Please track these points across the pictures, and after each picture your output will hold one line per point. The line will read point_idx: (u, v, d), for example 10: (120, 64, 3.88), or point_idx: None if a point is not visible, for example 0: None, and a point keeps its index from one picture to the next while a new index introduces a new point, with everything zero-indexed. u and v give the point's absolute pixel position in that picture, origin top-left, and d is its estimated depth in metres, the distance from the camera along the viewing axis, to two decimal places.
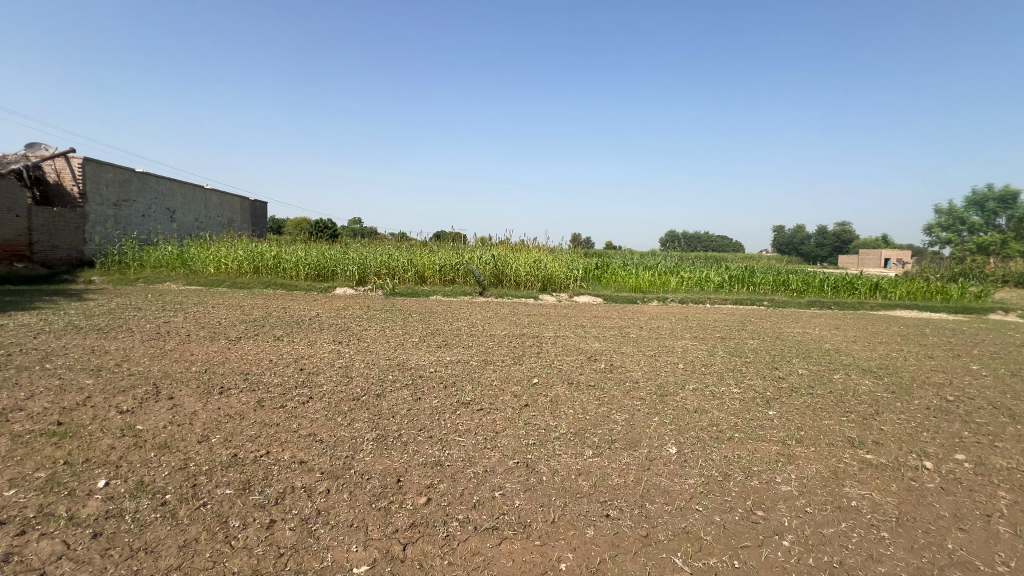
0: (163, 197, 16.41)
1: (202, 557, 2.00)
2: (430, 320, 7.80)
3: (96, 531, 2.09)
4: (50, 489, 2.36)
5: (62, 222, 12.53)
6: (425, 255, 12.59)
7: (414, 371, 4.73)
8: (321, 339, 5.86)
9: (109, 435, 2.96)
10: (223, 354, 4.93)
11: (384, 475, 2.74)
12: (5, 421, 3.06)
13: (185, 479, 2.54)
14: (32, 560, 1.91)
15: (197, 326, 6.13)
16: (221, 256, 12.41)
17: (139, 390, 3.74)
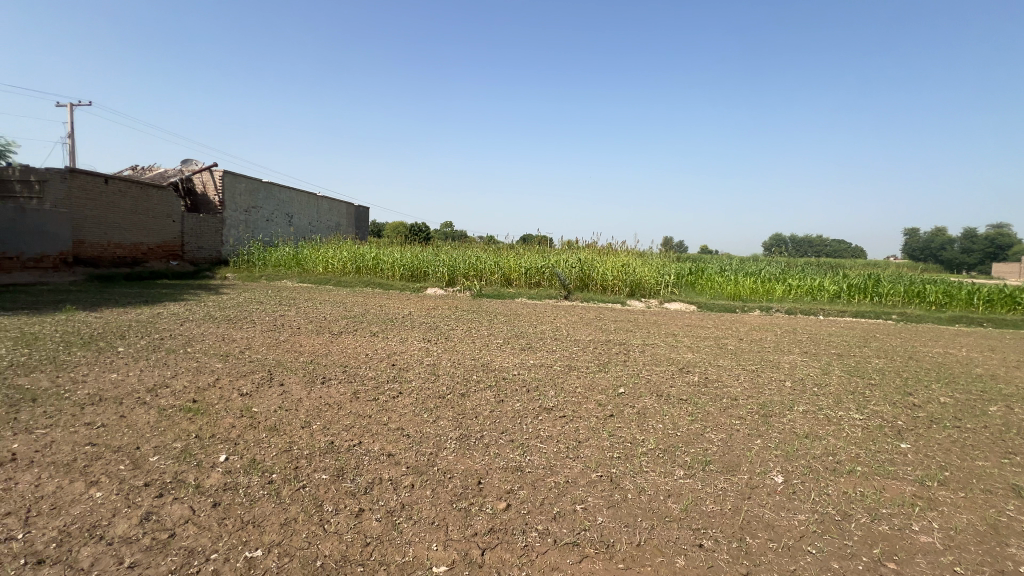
0: (284, 203, 18.47)
1: (300, 537, 2.14)
2: (514, 322, 7.85)
3: (216, 501, 2.34)
4: (183, 458, 2.70)
5: (206, 226, 14.63)
6: (511, 258, 12.75)
7: (498, 373, 4.76)
8: (413, 337, 6.16)
9: (231, 414, 3.34)
10: (326, 346, 5.37)
11: (466, 476, 2.76)
12: (155, 395, 3.58)
13: (289, 461, 2.76)
14: (164, 520, 2.17)
15: (305, 320, 6.75)
16: (328, 257, 13.61)
17: (256, 375, 4.18)
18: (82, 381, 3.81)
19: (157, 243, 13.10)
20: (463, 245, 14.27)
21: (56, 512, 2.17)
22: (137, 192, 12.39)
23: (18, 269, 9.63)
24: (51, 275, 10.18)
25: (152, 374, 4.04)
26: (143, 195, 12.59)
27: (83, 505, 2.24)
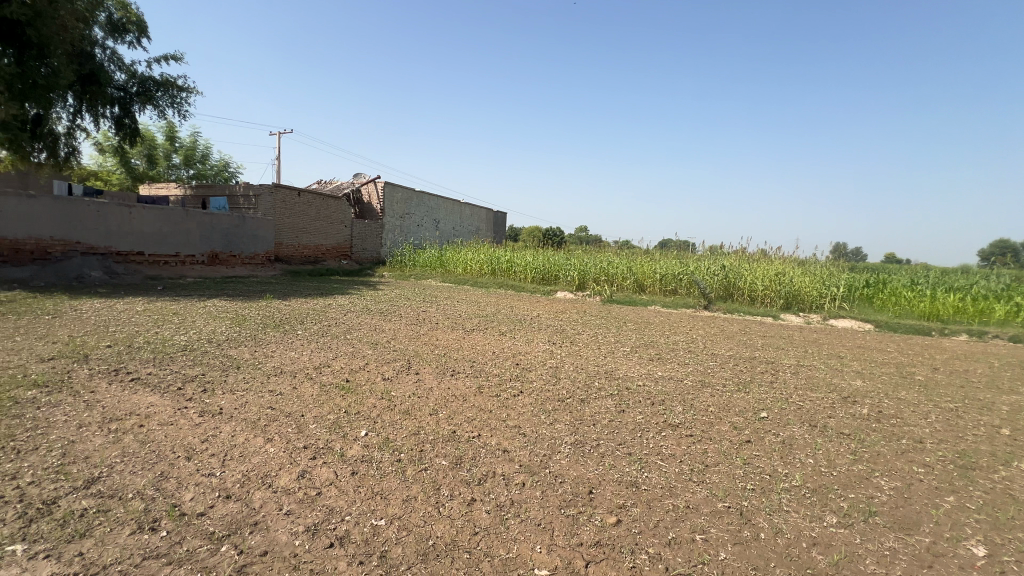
0: (432, 210, 20.41)
1: (417, 515, 2.32)
2: (645, 330, 7.47)
3: (354, 470, 2.66)
4: (334, 429, 3.14)
5: (369, 230, 16.90)
6: (645, 263, 12.21)
7: (621, 382, 4.57)
8: (538, 339, 6.26)
9: (374, 395, 3.78)
10: (458, 342, 5.75)
11: (577, 483, 2.69)
12: (319, 373, 4.23)
13: (416, 443, 3.02)
14: (314, 480, 2.54)
15: (443, 317, 7.32)
16: (468, 259, 14.62)
17: (396, 364, 4.66)
18: (271, 356, 4.68)
19: (333, 245, 15.53)
20: (595, 250, 14.09)
21: (242, 459, 2.69)
22: (320, 202, 14.84)
23: (239, 265, 12.32)
24: (260, 270, 12.74)
25: (319, 355, 4.79)
26: (325, 204, 15.03)
27: (260, 456, 2.74)
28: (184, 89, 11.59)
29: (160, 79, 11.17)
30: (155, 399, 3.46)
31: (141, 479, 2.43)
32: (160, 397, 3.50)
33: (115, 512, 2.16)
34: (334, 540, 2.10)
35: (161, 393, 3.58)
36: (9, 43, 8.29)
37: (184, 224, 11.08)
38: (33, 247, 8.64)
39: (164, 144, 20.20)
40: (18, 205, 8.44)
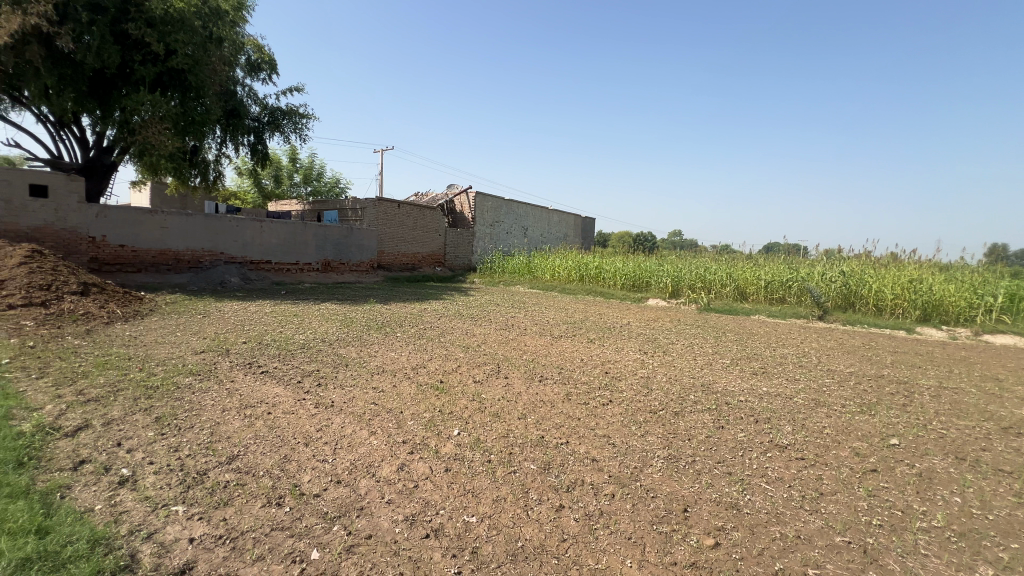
0: (521, 217, 20.83)
1: (507, 515, 2.37)
2: (747, 341, 6.91)
3: (448, 467, 2.80)
4: (430, 427, 3.32)
5: (460, 238, 17.70)
6: (747, 269, 11.33)
7: (720, 397, 4.27)
8: (629, 347, 6.07)
9: (465, 397, 3.93)
10: (547, 348, 5.78)
11: (671, 500, 2.57)
12: (416, 373, 4.51)
13: (505, 446, 3.09)
14: (412, 473, 2.71)
15: (531, 323, 7.40)
16: (556, 265, 14.65)
17: (486, 367, 4.81)
18: (374, 355, 5.08)
19: (428, 252, 16.46)
20: (691, 256, 13.35)
21: (349, 449, 2.95)
22: (417, 213, 15.83)
23: (348, 271, 13.56)
24: (364, 276, 13.90)
25: (416, 357, 5.10)
26: (421, 214, 16.00)
27: (365, 447, 2.98)
28: (304, 116, 13.10)
29: (286, 109, 12.75)
30: (280, 390, 3.93)
31: (269, 460, 2.78)
32: (284, 389, 3.98)
33: (249, 486, 2.49)
34: (430, 531, 2.22)
35: (284, 385, 4.06)
36: (175, 89, 9.86)
37: (303, 236, 12.46)
38: (189, 257, 10.30)
39: (288, 165, 22.94)
40: (179, 222, 10.10)
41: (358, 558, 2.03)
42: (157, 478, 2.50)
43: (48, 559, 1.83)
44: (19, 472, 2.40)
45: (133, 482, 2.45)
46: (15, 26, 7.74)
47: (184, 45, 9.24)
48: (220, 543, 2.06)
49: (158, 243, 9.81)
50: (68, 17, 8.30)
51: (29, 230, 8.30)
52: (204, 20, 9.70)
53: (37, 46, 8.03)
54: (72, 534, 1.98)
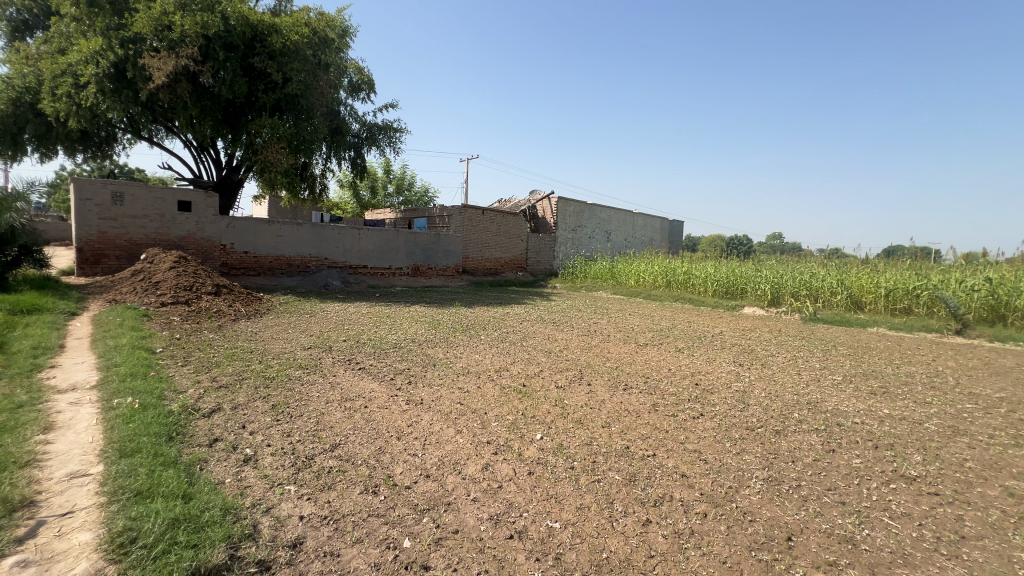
0: (604, 222, 20.49)
1: (591, 525, 2.32)
2: (864, 356, 6.16)
3: (531, 470, 2.81)
4: (513, 429, 3.37)
5: (542, 243, 17.82)
6: (863, 275, 10.12)
7: (830, 417, 3.84)
8: (722, 358, 5.68)
9: (548, 402, 3.93)
10: (632, 356, 5.60)
11: (772, 525, 2.36)
12: (500, 376, 4.60)
13: (589, 453, 3.04)
14: (496, 473, 2.76)
15: (614, 329, 7.22)
16: (641, 270, 14.17)
17: (569, 373, 4.77)
18: (459, 357, 5.26)
19: (510, 257, 16.76)
20: (793, 261, 12.22)
21: (438, 445, 3.09)
22: (500, 219, 16.18)
23: (435, 276, 14.23)
24: (450, 280, 14.49)
25: (499, 359, 5.20)
26: (505, 220, 16.36)
27: (452, 444, 3.10)
28: (398, 130, 14.04)
29: (382, 125, 13.74)
30: (376, 386, 4.22)
31: (367, 450, 2.99)
32: (379, 385, 4.26)
33: (349, 473, 2.70)
34: (514, 532, 2.25)
35: (379, 381, 4.36)
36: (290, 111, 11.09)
37: (395, 242, 13.30)
38: (298, 262, 11.44)
39: (383, 177, 24.67)
40: (291, 231, 11.27)
41: (445, 551, 2.11)
42: (273, 459, 2.81)
43: (191, 521, 2.12)
44: (170, 445, 2.82)
45: (254, 461, 2.76)
46: (170, 67, 9.18)
47: (298, 72, 10.38)
48: (324, 523, 2.25)
49: (274, 249, 11.02)
50: (208, 56, 9.67)
51: (176, 238, 9.76)
52: (314, 49, 10.82)
53: (185, 83, 9.45)
54: (209, 501, 2.28)
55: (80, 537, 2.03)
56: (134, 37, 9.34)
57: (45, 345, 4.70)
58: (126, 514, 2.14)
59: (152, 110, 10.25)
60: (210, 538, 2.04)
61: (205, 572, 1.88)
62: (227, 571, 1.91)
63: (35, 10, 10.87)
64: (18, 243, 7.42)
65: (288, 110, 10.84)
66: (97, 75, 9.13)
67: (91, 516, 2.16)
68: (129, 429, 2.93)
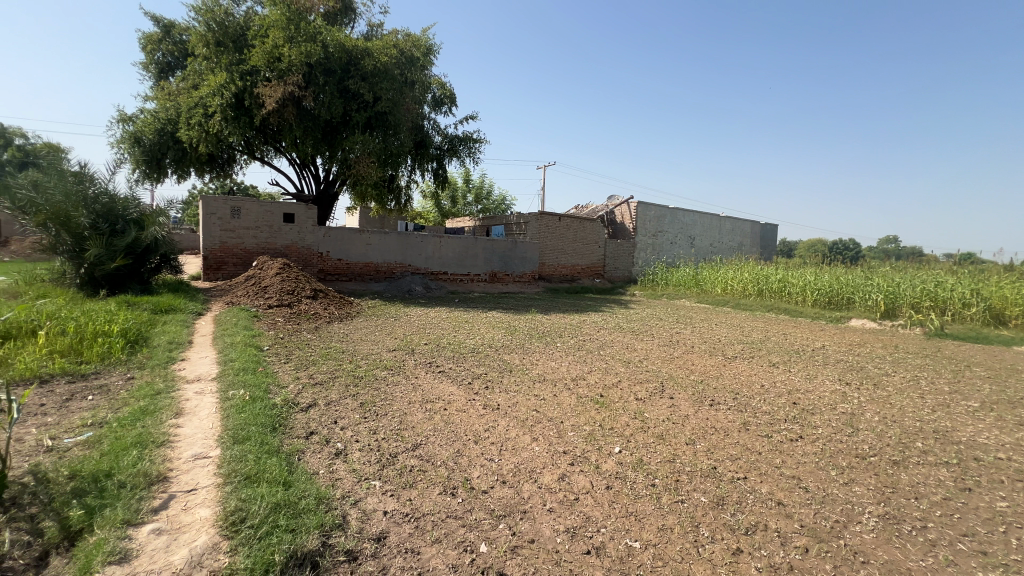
0: (688, 226, 19.56)
1: (674, 548, 2.19)
2: (1009, 380, 5.24)
3: (609, 484, 2.72)
4: (590, 441, 3.28)
5: (620, 249, 17.41)
6: (1006, 286, 8.70)
7: (964, 450, 3.30)
8: (825, 376, 5.12)
9: (627, 414, 3.79)
10: (719, 369, 5.23)
11: (889, 571, 2.07)
12: (576, 385, 4.52)
13: (671, 472, 2.87)
14: (572, 485, 2.71)
15: (699, 340, 6.81)
16: (729, 278, 13.31)
17: (649, 385, 4.56)
18: (535, 364, 5.26)
19: (587, 264, 16.54)
20: (912, 268, 10.79)
21: (514, 452, 3.09)
22: (577, 225, 16.04)
23: (512, 282, 14.43)
24: (526, 286, 14.60)
25: (576, 368, 5.12)
26: (582, 227, 16.21)
27: (528, 452, 3.09)
28: (478, 141, 14.46)
29: (463, 136, 14.24)
30: (454, 389, 4.34)
31: (446, 452, 3.08)
32: (458, 388, 4.38)
33: (429, 473, 2.79)
34: (591, 548, 2.18)
35: (458, 385, 4.48)
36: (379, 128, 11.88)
37: (474, 250, 13.70)
38: (385, 268, 12.16)
39: (463, 186, 25.53)
40: (379, 239, 12.02)
41: (521, 560, 2.10)
42: (361, 454, 2.98)
43: (291, 507, 2.31)
44: (274, 435, 3.11)
45: (344, 455, 2.95)
46: (279, 93, 10.26)
47: (387, 91, 11.12)
48: (406, 520, 2.34)
49: (364, 256, 11.82)
50: (310, 82, 10.67)
51: (281, 247, 10.82)
52: (402, 68, 11.53)
53: (291, 107, 10.50)
54: (305, 490, 2.47)
55: (201, 512, 2.29)
56: (250, 70, 10.56)
57: (178, 341, 5.42)
58: (238, 495, 2.37)
59: (264, 133, 11.50)
60: (306, 524, 2.20)
61: (301, 555, 2.04)
62: (321, 558, 2.05)
63: (177, 53, 12.71)
64: (160, 253, 8.72)
65: (377, 127, 11.64)
66: (222, 105, 10.43)
67: (210, 494, 2.43)
68: (241, 419, 3.28)
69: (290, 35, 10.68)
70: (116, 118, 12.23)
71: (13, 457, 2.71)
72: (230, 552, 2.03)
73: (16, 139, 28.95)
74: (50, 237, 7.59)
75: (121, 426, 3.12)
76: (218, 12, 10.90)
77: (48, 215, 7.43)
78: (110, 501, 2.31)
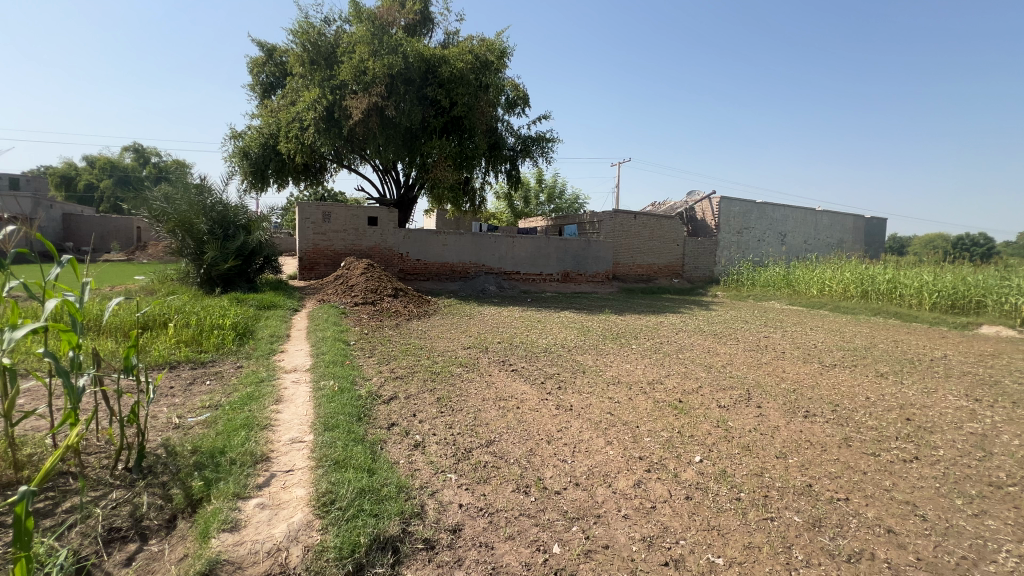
0: (778, 222, 18.11)
1: (762, 569, 2.03)
2: None
3: (689, 494, 2.58)
4: (669, 448, 3.14)
5: (701, 248, 16.53)
6: None
7: None
8: (948, 390, 4.48)
9: (709, 422, 3.58)
10: (815, 378, 4.78)
11: None
12: (653, 389, 4.35)
13: (760, 486, 2.67)
14: (649, 492, 2.61)
15: (791, 346, 6.26)
16: (826, 277, 12.11)
17: (734, 392, 4.27)
18: (610, 366, 5.14)
19: (664, 263, 15.88)
20: None
21: (588, 454, 3.04)
22: (653, 222, 15.46)
23: (585, 282, 14.23)
24: (600, 287, 14.32)
25: (653, 371, 4.93)
26: (659, 224, 15.60)
27: (602, 455, 3.02)
28: (551, 140, 14.44)
29: (536, 136, 14.30)
30: (527, 388, 4.36)
31: (518, 450, 3.09)
32: (530, 387, 4.40)
33: (502, 470, 2.82)
34: (669, 560, 2.09)
35: (530, 384, 4.49)
36: (455, 132, 12.25)
37: (547, 249, 13.70)
38: (460, 268, 12.54)
39: (535, 186, 25.64)
40: (454, 240, 12.42)
41: (595, 565, 2.06)
42: (438, 447, 3.09)
43: (375, 493, 2.45)
44: (359, 424, 3.32)
45: (422, 447, 3.07)
46: (364, 105, 10.97)
47: (462, 96, 11.46)
48: (480, 514, 2.39)
49: (440, 257, 12.27)
50: (392, 92, 11.26)
51: (366, 248, 11.55)
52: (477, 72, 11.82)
53: (375, 117, 11.16)
54: (387, 478, 2.61)
55: (297, 491, 2.51)
56: (338, 85, 11.38)
57: (278, 334, 5.98)
58: (329, 479, 2.56)
59: (351, 142, 12.33)
60: (388, 510, 2.32)
61: (382, 540, 2.16)
62: (400, 544, 2.17)
63: (277, 73, 14.02)
64: (263, 255, 9.66)
65: (454, 132, 12.04)
66: (315, 119, 11.33)
67: (304, 476, 2.64)
68: (331, 407, 3.54)
69: (374, 49, 11.32)
70: (228, 135, 13.74)
71: (149, 431, 3.15)
72: (321, 530, 2.20)
73: (152, 159, 33.52)
74: (177, 242, 8.71)
75: (233, 409, 3.51)
76: (312, 33, 11.86)
77: (176, 222, 8.55)
78: (223, 475, 2.60)
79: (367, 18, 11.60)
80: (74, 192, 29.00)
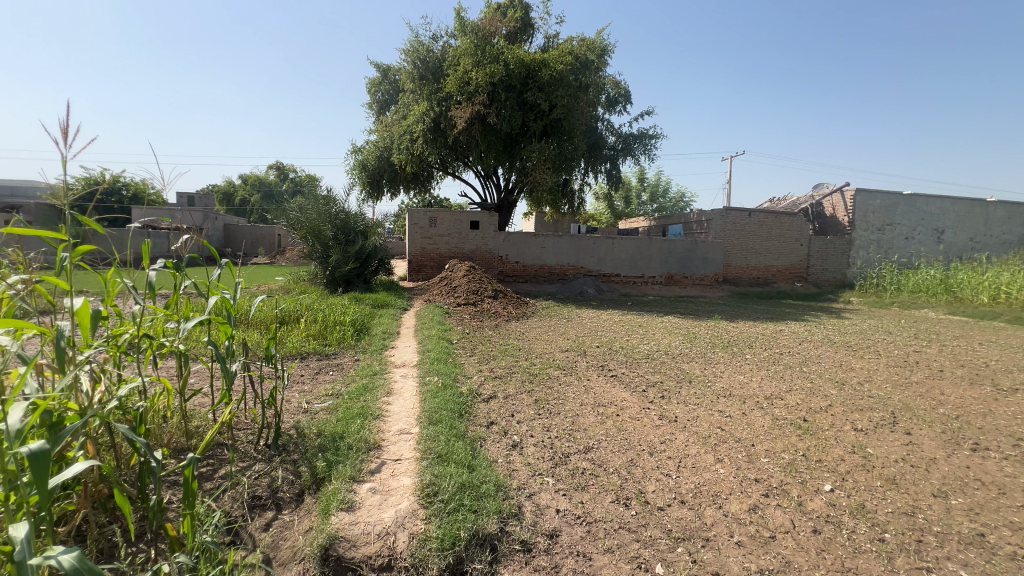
0: (932, 216, 15.40)
1: None
2: None
3: (816, 527, 2.27)
4: (791, 472, 2.80)
5: (830, 247, 14.66)
6: None
7: None
8: None
9: (842, 446, 3.13)
10: (987, 404, 3.94)
11: None
12: (771, 404, 3.92)
13: (911, 528, 2.26)
14: (767, 520, 2.34)
15: (951, 363, 5.26)
16: (1003, 283, 10.03)
17: (875, 414, 3.69)
18: (720, 376, 4.75)
19: (784, 265, 14.36)
20: None
21: (695, 471, 2.82)
22: (771, 220, 14.07)
23: (691, 285, 13.39)
24: (708, 290, 13.37)
25: (771, 385, 4.45)
26: (778, 222, 14.15)
27: (711, 473, 2.79)
28: (654, 137, 13.87)
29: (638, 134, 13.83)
30: (627, 395, 4.19)
31: (617, 460, 2.97)
32: (631, 395, 4.22)
33: (601, 479, 2.73)
34: None
35: (631, 391, 4.31)
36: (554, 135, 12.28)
37: (649, 250, 13.14)
38: (557, 270, 12.54)
39: (637, 185, 24.82)
40: (553, 242, 12.46)
41: None
42: (536, 450, 3.08)
43: (474, 489, 2.52)
44: (460, 420, 3.45)
45: (520, 448, 3.10)
46: (468, 114, 11.48)
47: (562, 98, 11.45)
48: (578, 522, 2.33)
49: (539, 258, 12.38)
50: (494, 99, 11.63)
51: (468, 251, 12.06)
52: (577, 73, 11.76)
53: (478, 125, 11.62)
54: (486, 476, 2.67)
55: (404, 480, 2.66)
56: (444, 97, 12.07)
57: (389, 331, 6.46)
58: (432, 471, 2.68)
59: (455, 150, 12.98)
60: (487, 508, 2.37)
61: (481, 536, 2.20)
62: (498, 542, 2.20)
63: (390, 90, 15.25)
64: (377, 257, 10.54)
65: (553, 134, 12.08)
66: (424, 130, 12.14)
67: (411, 466, 2.80)
68: (435, 402, 3.72)
69: (477, 60, 11.80)
70: (350, 150, 15.28)
71: (285, 413, 3.57)
72: (426, 520, 2.30)
73: (290, 174, 38.39)
74: (309, 247, 9.86)
75: (351, 398, 3.85)
76: (421, 50, 12.71)
77: (307, 229, 9.69)
78: (341, 459, 2.85)
79: (471, 31, 12.13)
80: (233, 206, 34.39)
